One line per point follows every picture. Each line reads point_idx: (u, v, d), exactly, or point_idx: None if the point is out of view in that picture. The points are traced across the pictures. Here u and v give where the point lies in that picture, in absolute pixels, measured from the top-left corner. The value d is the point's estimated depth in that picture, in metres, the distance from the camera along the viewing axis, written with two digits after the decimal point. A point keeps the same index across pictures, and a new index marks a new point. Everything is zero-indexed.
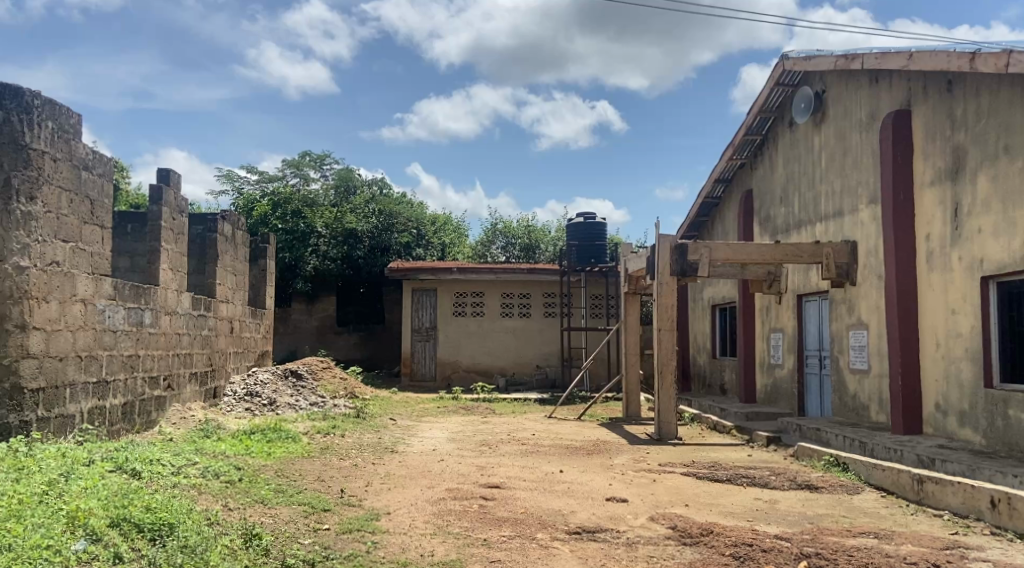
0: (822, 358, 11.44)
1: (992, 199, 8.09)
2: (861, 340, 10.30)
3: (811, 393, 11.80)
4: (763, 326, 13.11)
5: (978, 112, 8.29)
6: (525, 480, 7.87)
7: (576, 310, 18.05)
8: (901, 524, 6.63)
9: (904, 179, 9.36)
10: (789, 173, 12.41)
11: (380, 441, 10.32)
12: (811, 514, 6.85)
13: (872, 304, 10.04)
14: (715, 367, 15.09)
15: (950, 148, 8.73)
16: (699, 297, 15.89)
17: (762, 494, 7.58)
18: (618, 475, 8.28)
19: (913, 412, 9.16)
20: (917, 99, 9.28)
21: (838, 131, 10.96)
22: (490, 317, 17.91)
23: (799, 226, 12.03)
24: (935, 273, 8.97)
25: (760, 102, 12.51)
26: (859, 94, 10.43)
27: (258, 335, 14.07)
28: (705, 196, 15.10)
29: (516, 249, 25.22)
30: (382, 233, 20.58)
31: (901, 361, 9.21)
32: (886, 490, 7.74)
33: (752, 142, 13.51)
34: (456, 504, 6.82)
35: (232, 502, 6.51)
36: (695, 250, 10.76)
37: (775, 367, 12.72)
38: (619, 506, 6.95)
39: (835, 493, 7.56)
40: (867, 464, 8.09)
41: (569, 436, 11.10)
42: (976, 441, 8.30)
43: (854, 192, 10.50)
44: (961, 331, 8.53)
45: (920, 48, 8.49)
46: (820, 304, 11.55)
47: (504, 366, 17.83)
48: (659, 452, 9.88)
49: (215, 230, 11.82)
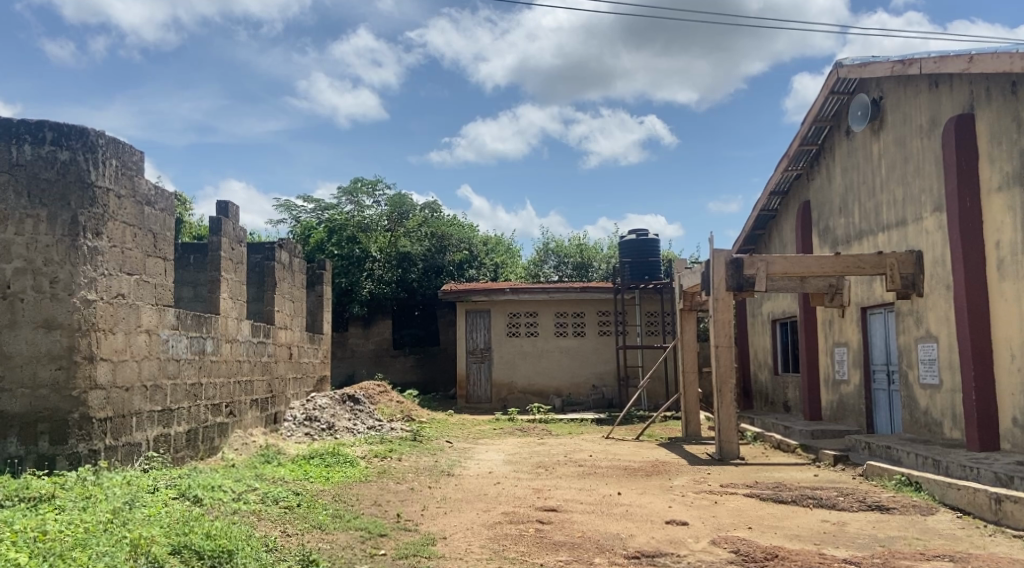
0: (889, 373, 11.07)
1: None
2: (931, 354, 9.93)
3: (880, 410, 11.41)
4: (826, 341, 12.76)
5: None
6: (582, 503, 7.76)
7: (631, 328, 17.87)
8: (979, 546, 6.32)
9: (970, 186, 9.04)
10: (847, 183, 12.10)
11: (437, 464, 10.33)
12: (883, 537, 6.58)
13: (941, 316, 9.68)
14: (778, 383, 14.73)
15: (1017, 152, 8.39)
16: (758, 312, 15.57)
17: (830, 516, 7.33)
18: (677, 497, 8.10)
19: (990, 428, 8.77)
20: (981, 103, 8.96)
21: (898, 139, 10.66)
22: (545, 336, 17.84)
23: (861, 236, 11.71)
24: (1007, 282, 8.61)
25: (814, 112, 12.27)
26: (918, 100, 10.14)
27: (316, 360, 14.26)
28: (761, 208, 14.83)
29: (569, 267, 25.17)
30: (435, 256, 20.76)
31: (975, 375, 8.83)
32: (961, 511, 7.40)
33: (808, 152, 13.23)
34: (513, 528, 6.75)
35: (291, 527, 6.56)
36: (751, 263, 10.51)
37: (840, 383, 12.36)
38: (679, 528, 6.80)
39: (907, 515, 7.26)
40: (940, 484, 7.76)
41: (627, 456, 10.94)
42: None
43: (916, 200, 10.18)
44: None
45: (980, 50, 8.21)
46: (885, 316, 11.19)
47: (561, 387, 17.71)
48: (720, 473, 9.65)
49: (273, 259, 12.07)
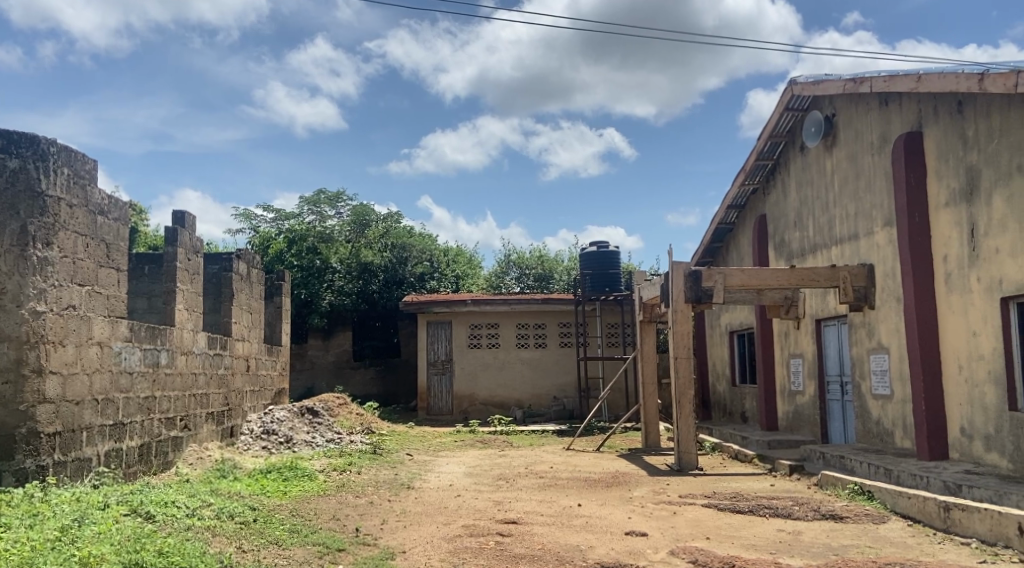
0: (843, 384, 11.29)
1: (1008, 219, 7.97)
2: (882, 365, 10.15)
3: (834, 420, 11.61)
4: (782, 352, 12.97)
5: (990, 132, 8.21)
6: (542, 514, 7.76)
7: (592, 339, 17.95)
8: (928, 553, 6.45)
9: (919, 201, 9.29)
10: (802, 198, 12.35)
11: (397, 477, 10.25)
12: (837, 545, 6.69)
13: (892, 328, 9.92)
14: (735, 394, 14.91)
15: (964, 169, 8.65)
16: (716, 324, 15.77)
17: (786, 525, 7.43)
18: (637, 508, 8.15)
19: (939, 437, 8.98)
20: (928, 121, 9.23)
21: (850, 155, 10.93)
22: (506, 348, 17.84)
23: (815, 250, 11.95)
24: (954, 295, 8.85)
25: (769, 128, 12.52)
26: (869, 117, 10.41)
27: (274, 372, 14.08)
28: (719, 222, 15.06)
29: (530, 278, 25.24)
30: (397, 267, 20.75)
31: (924, 386, 9.05)
32: (912, 518, 7.54)
33: (765, 166, 13.49)
34: (472, 541, 6.73)
35: (247, 543, 6.47)
36: (709, 276, 10.65)
37: (795, 394, 12.56)
38: (639, 539, 6.84)
39: (860, 523, 7.40)
40: (891, 492, 7.91)
41: (587, 468, 10.97)
42: (1003, 465, 8.08)
43: (868, 215, 10.43)
44: (984, 353, 8.36)
45: (928, 70, 8.45)
46: (839, 328, 11.41)
47: (521, 398, 17.71)
48: (679, 483, 9.72)
49: (230, 270, 11.94)
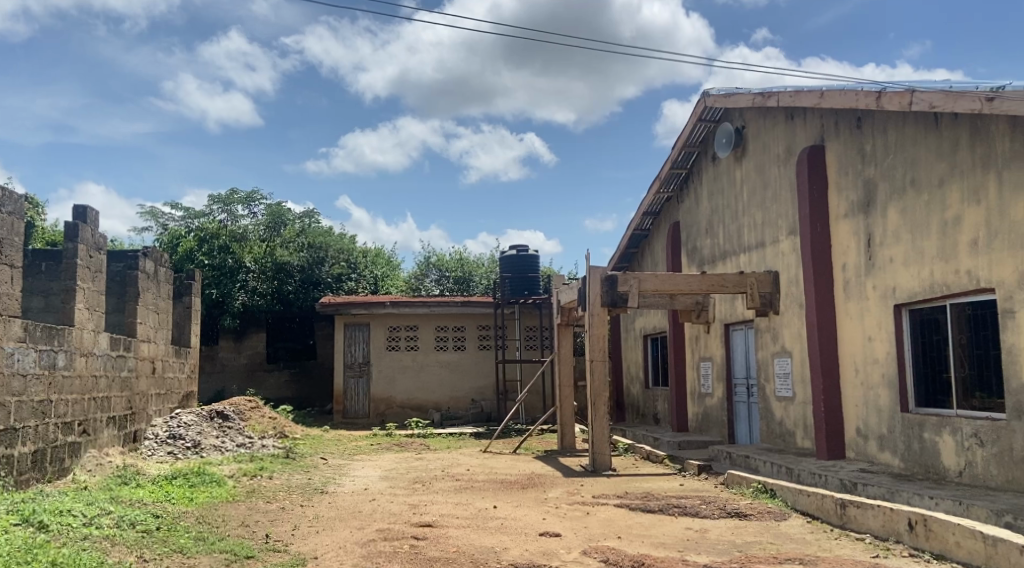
0: (749, 387, 11.71)
1: (901, 231, 8.43)
2: (786, 368, 10.59)
3: (740, 421, 12.03)
4: (693, 355, 13.37)
5: (886, 147, 8.68)
6: (457, 517, 7.79)
7: (511, 342, 18.07)
8: (826, 548, 6.74)
9: (821, 212, 9.74)
10: (713, 206, 12.77)
11: (309, 482, 10.10)
12: (741, 542, 6.94)
13: (794, 332, 10.36)
14: (648, 397, 15.26)
15: (862, 182, 9.10)
16: (631, 327, 16.12)
17: (694, 523, 7.67)
18: (552, 509, 8.27)
19: (836, 437, 9.42)
20: (830, 135, 9.70)
21: (758, 166, 11.37)
22: (425, 351, 17.78)
23: (725, 257, 12.37)
24: (851, 302, 9.30)
25: (683, 137, 12.91)
26: (776, 131, 10.86)
27: (182, 375, 13.66)
28: (635, 228, 15.42)
29: (450, 281, 25.22)
30: (313, 268, 20.45)
31: (823, 388, 9.49)
32: (812, 515, 7.88)
33: (679, 175, 13.89)
34: (387, 545, 6.70)
35: (148, 552, 6.28)
36: (625, 280, 10.79)
37: (705, 396, 12.95)
38: (553, 540, 6.94)
39: (763, 520, 7.69)
40: (792, 490, 8.25)
41: (503, 470, 11.04)
42: (895, 464, 8.53)
43: (774, 224, 10.86)
44: (878, 357, 8.82)
45: (830, 87, 8.86)
46: (746, 333, 11.84)
47: (439, 401, 17.69)
48: (594, 484, 9.90)
49: (135, 268, 11.56)
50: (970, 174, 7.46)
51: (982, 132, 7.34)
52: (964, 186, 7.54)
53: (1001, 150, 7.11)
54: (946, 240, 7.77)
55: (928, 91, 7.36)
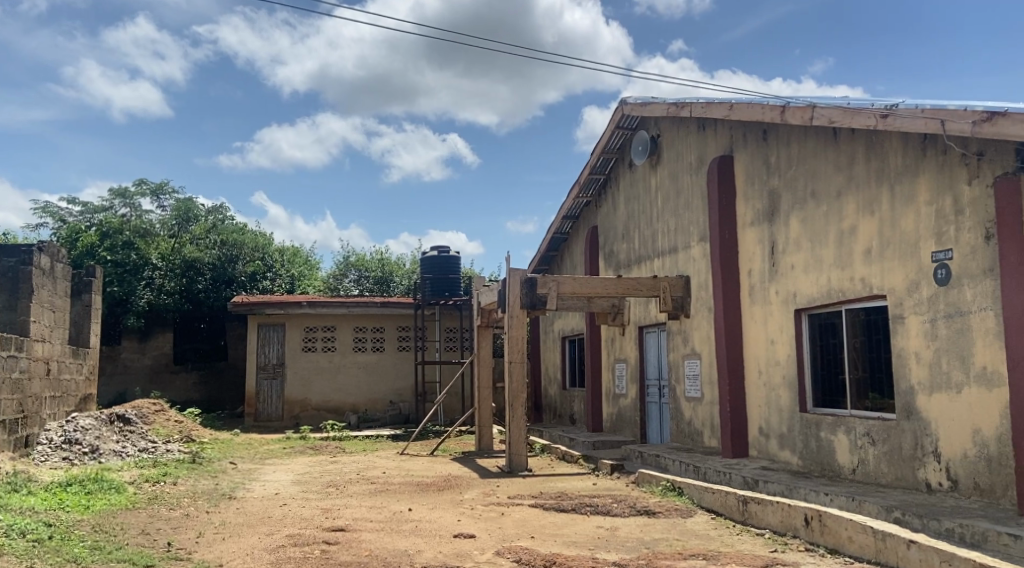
0: (660, 388, 12.05)
1: (802, 239, 8.84)
2: (695, 369, 10.95)
3: (652, 421, 12.35)
4: (609, 357, 13.67)
5: (789, 159, 9.08)
6: (370, 521, 7.79)
7: (430, 343, 18.07)
8: (727, 544, 7.01)
9: (729, 219, 10.12)
10: (629, 212, 13.08)
11: (217, 487, 9.91)
12: (649, 539, 7.16)
13: (703, 335, 10.72)
14: (565, 398, 15.50)
15: (767, 191, 9.49)
16: (550, 329, 16.35)
17: (604, 521, 7.87)
18: (466, 510, 8.35)
19: (741, 436, 9.80)
20: (738, 146, 10.08)
21: (671, 173, 11.72)
22: (342, 352, 17.60)
23: (640, 261, 12.69)
24: (756, 307, 9.69)
25: (601, 144, 13.19)
26: (688, 140, 11.21)
27: (80, 377, 13.17)
28: (554, 231, 15.65)
29: (369, 281, 25.01)
30: (226, 265, 20.01)
31: (729, 390, 9.85)
32: (716, 512, 8.18)
33: (597, 180, 14.17)
34: (296, 550, 6.65)
35: (40, 562, 6.07)
36: (544, 283, 10.97)
37: (619, 397, 13.25)
38: (466, 541, 7.02)
39: (670, 518, 7.96)
40: (698, 488, 8.55)
41: (419, 472, 11.06)
42: (794, 461, 8.93)
43: (686, 230, 11.21)
44: (779, 359, 9.22)
45: (739, 100, 9.22)
46: (659, 335, 12.18)
47: (356, 403, 17.55)
48: (509, 485, 10.02)
49: (30, 264, 11.13)
50: (865, 186, 7.87)
51: (876, 148, 7.75)
52: (860, 198, 7.95)
53: (893, 165, 7.52)
54: (843, 248, 8.19)
55: (828, 107, 7.74)
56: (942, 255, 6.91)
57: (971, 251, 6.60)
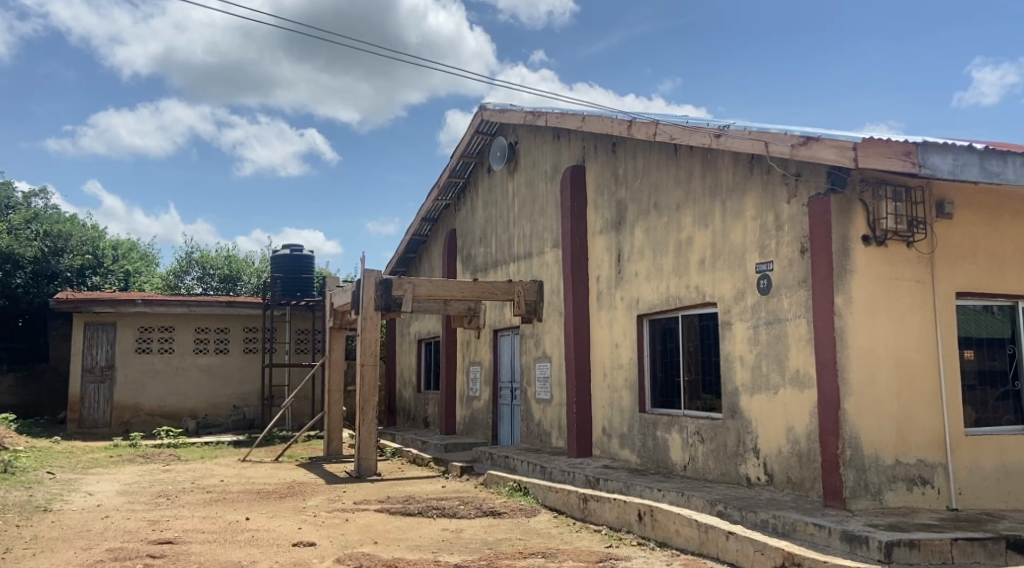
0: (512, 390, 12.28)
1: (645, 248, 9.26)
2: (545, 372, 11.24)
3: (503, 423, 12.55)
4: (463, 359, 13.80)
5: (635, 172, 9.50)
6: (202, 532, 7.51)
7: (280, 345, 17.57)
8: (566, 541, 7.25)
9: (580, 227, 10.47)
10: (487, 217, 13.26)
11: (30, 500, 9.21)
12: (491, 540, 7.30)
13: (554, 339, 11.03)
14: (419, 400, 15.49)
15: (615, 202, 9.90)
16: (406, 331, 16.31)
17: (449, 524, 7.94)
18: (308, 517, 8.19)
19: (586, 436, 10.14)
20: (590, 157, 10.46)
21: (527, 180, 11.99)
22: (181, 354, 16.81)
23: (496, 265, 12.89)
24: (603, 312, 10.06)
25: (461, 148, 13.31)
26: (544, 148, 11.52)
27: None
28: (413, 233, 15.62)
29: (215, 279, 24.06)
30: (49, 259, 18.66)
31: (576, 391, 10.18)
32: (558, 511, 8.43)
33: (456, 184, 14.27)
34: (117, 566, 6.31)
35: None
36: (399, 285, 10.90)
37: (472, 399, 13.39)
38: (305, 550, 6.89)
39: (514, 518, 8.14)
40: (543, 487, 8.79)
41: (261, 479, 10.74)
42: (633, 459, 9.34)
43: (540, 236, 11.50)
44: (622, 362, 9.61)
45: (591, 113, 9.57)
46: (512, 338, 12.42)
47: (195, 408, 16.82)
48: (355, 490, 9.92)
49: None
50: (701, 200, 8.36)
51: (711, 165, 8.26)
52: (696, 211, 8.44)
53: (725, 181, 8.03)
54: (681, 258, 8.65)
55: (669, 125, 8.16)
56: (764, 267, 7.44)
57: (788, 263, 7.15)
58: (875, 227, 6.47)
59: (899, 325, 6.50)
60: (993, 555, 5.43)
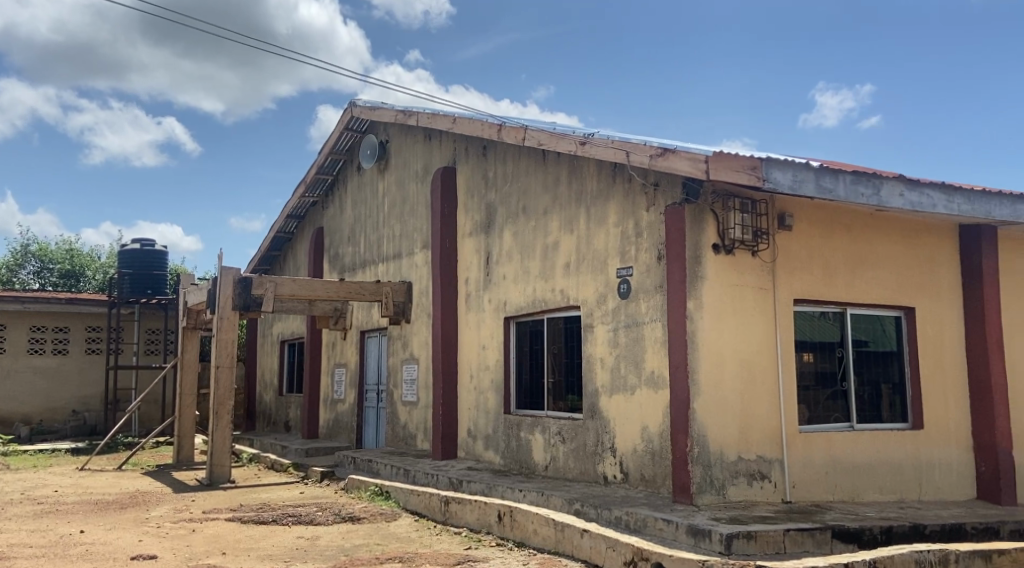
0: (378, 392, 12.11)
1: (513, 251, 9.36)
2: (412, 374, 11.15)
3: (368, 426, 12.35)
4: (328, 361, 13.49)
5: (505, 176, 9.59)
6: (29, 547, 6.96)
7: (127, 345, 16.60)
8: (426, 544, 7.21)
9: (450, 229, 10.45)
10: (355, 215, 13.02)
11: None
12: (348, 546, 7.15)
13: (421, 341, 10.95)
14: (281, 404, 15.02)
15: (485, 205, 9.95)
16: (269, 332, 15.78)
17: (305, 531, 7.72)
18: (151, 529, 7.76)
19: (451, 438, 10.13)
20: (460, 159, 10.48)
21: (398, 180, 11.86)
22: (13, 355, 15.56)
23: (364, 265, 12.67)
24: (471, 314, 10.08)
25: (329, 144, 13.02)
26: (415, 148, 11.44)
27: None
28: (277, 230, 15.14)
29: (54, 274, 22.47)
30: None
31: (442, 393, 10.14)
32: (419, 514, 8.37)
33: (324, 181, 13.95)
34: None
35: None
36: (260, 284, 10.49)
37: (336, 402, 13.11)
38: (146, 563, 6.51)
39: (373, 522, 8.01)
40: (404, 490, 8.69)
41: (100, 489, 10.08)
42: (496, 461, 9.40)
43: (410, 237, 11.40)
44: (489, 364, 9.66)
45: (461, 115, 9.58)
46: (379, 340, 12.25)
47: (28, 413, 15.61)
48: (205, 498, 9.48)
49: None
50: (567, 206, 8.52)
51: (577, 171, 8.44)
52: (562, 216, 8.60)
53: (590, 188, 8.22)
54: (547, 262, 8.78)
55: (537, 130, 8.27)
56: (624, 272, 7.67)
57: (647, 269, 7.39)
58: (724, 236, 6.80)
59: (744, 328, 6.85)
60: (820, 543, 5.79)
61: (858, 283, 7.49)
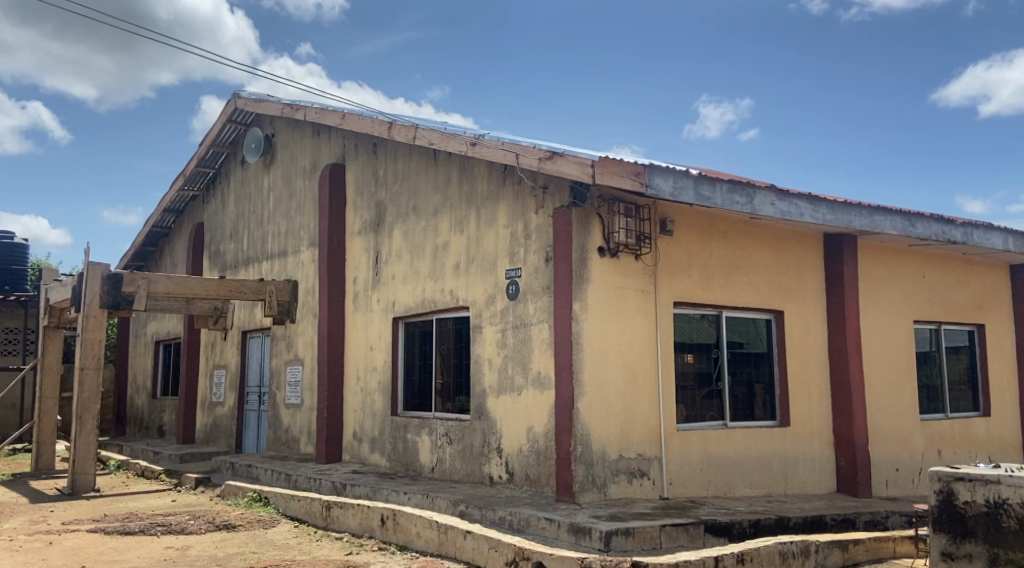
0: (260, 395, 11.72)
1: (402, 251, 9.24)
2: (295, 376, 10.84)
3: (248, 429, 11.93)
4: (207, 363, 12.96)
5: (395, 174, 9.46)
6: None
7: None
8: (305, 551, 7.00)
9: (338, 227, 10.22)
10: (238, 211, 12.57)
11: None
12: (221, 555, 6.87)
13: (306, 341, 10.66)
14: (154, 407, 14.31)
15: (374, 203, 9.79)
16: (143, 332, 15.02)
17: (175, 541, 7.36)
18: (3, 543, 7.21)
19: (335, 441, 9.90)
20: (350, 156, 10.28)
21: (284, 175, 11.52)
22: None
23: (246, 263, 12.24)
24: (359, 314, 9.89)
25: (211, 136, 12.52)
26: (303, 143, 11.15)
27: None
28: (153, 225, 14.43)
29: None
30: None
31: (327, 395, 9.90)
32: (300, 519, 8.13)
33: (204, 175, 13.41)
34: None
35: None
36: (132, 281, 9.94)
37: (215, 405, 12.60)
38: None
39: (250, 530, 7.72)
40: (284, 496, 8.43)
41: None
42: (382, 464, 9.25)
43: (296, 235, 11.08)
44: (376, 365, 9.49)
45: (350, 111, 9.39)
46: (262, 340, 11.86)
47: None
48: (65, 509, 8.90)
49: None
50: (457, 207, 8.48)
51: (467, 172, 8.42)
52: (453, 216, 8.55)
53: (480, 189, 8.22)
54: (437, 262, 8.71)
55: (427, 129, 8.19)
56: (513, 273, 7.69)
57: (535, 271, 7.44)
58: (609, 240, 6.93)
59: (626, 329, 7.00)
60: (693, 538, 5.99)
61: (733, 288, 7.79)
